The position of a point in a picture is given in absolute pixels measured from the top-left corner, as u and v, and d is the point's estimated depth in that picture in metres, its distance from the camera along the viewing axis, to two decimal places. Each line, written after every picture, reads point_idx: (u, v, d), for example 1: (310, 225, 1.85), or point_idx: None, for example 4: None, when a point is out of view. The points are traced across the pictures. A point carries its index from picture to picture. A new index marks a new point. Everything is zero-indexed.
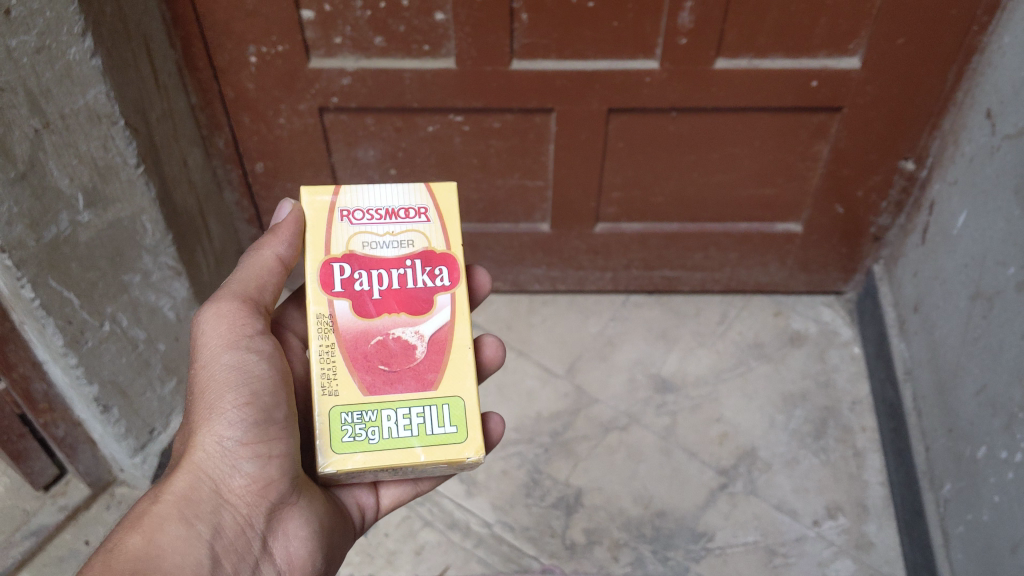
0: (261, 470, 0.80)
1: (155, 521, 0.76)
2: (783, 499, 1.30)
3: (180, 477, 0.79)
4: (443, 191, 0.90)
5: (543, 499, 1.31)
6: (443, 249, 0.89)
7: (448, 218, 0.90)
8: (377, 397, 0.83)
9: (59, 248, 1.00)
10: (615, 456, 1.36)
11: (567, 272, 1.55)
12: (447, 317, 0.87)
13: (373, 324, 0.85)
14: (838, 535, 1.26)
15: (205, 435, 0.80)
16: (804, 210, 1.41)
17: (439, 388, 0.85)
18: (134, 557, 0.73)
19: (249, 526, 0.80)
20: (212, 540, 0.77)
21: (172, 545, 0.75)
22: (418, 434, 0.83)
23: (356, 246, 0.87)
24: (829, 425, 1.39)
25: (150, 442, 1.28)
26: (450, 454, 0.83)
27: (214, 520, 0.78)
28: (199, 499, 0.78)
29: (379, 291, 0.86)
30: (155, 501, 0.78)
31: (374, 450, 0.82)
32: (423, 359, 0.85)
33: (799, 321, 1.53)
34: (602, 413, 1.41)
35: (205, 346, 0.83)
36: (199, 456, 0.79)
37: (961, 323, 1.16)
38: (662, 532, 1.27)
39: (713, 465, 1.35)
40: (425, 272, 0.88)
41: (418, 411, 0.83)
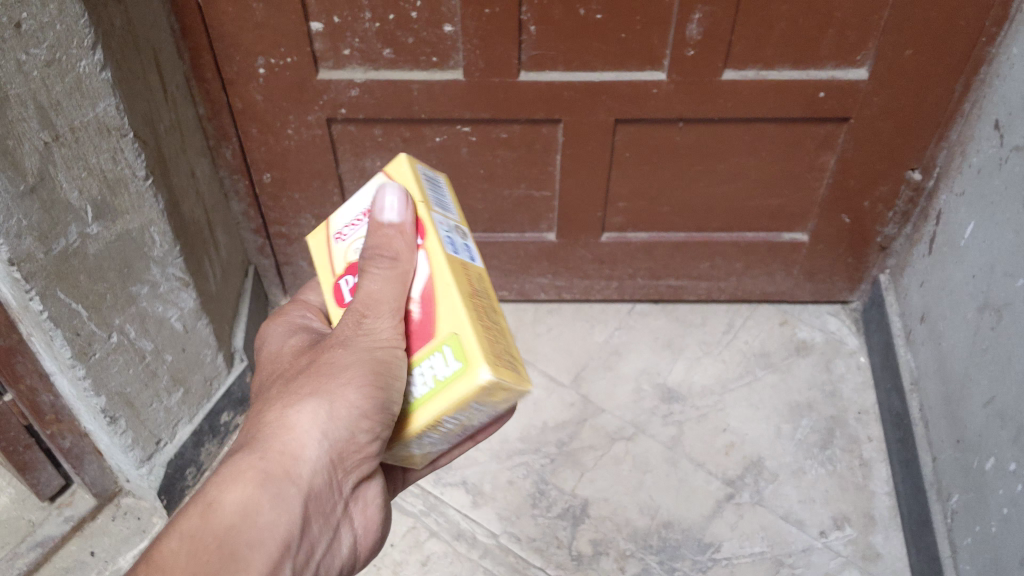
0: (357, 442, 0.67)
1: (262, 475, 0.63)
2: (790, 509, 1.30)
3: (298, 429, 0.66)
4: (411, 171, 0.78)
5: (549, 509, 1.31)
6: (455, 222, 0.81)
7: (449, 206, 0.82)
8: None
9: (68, 260, 1.00)
10: (622, 466, 1.36)
11: (572, 281, 1.55)
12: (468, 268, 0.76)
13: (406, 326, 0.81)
14: (845, 546, 1.26)
15: (340, 393, 0.67)
16: (810, 221, 1.42)
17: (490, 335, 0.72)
18: (224, 524, 0.60)
19: (342, 494, 0.69)
20: (310, 499, 0.65)
21: (275, 504, 0.63)
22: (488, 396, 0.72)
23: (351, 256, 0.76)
24: (836, 435, 1.39)
25: (157, 453, 1.28)
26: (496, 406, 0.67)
27: (319, 484, 0.66)
28: (314, 459, 0.66)
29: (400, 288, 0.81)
30: (257, 453, 0.65)
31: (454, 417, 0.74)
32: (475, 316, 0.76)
33: (805, 330, 1.53)
34: (608, 423, 1.41)
35: (371, 318, 0.69)
36: (326, 413, 0.67)
37: (969, 334, 1.16)
38: (668, 542, 1.27)
39: (719, 475, 1.35)
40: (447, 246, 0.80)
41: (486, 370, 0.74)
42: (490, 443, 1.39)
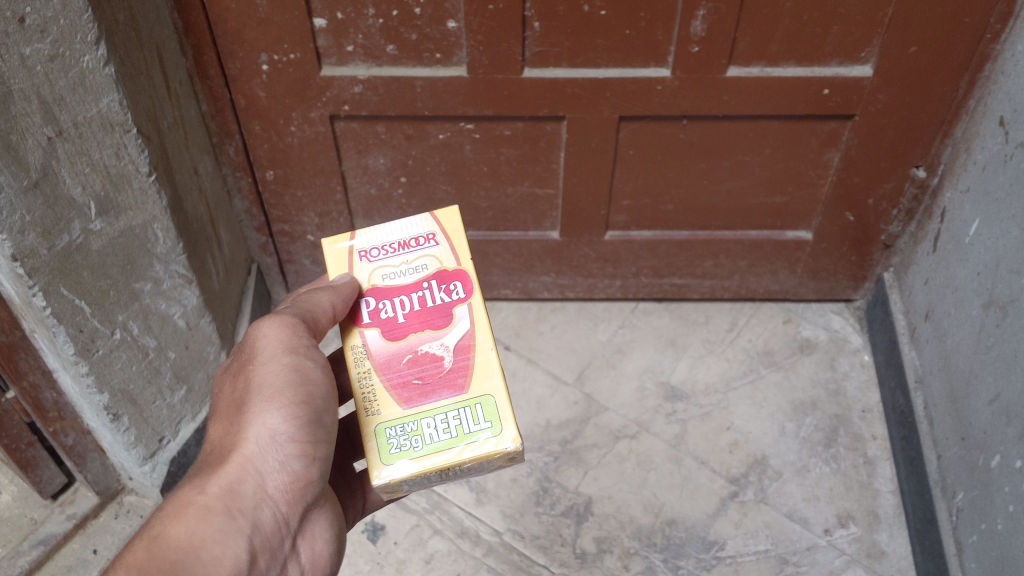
0: (295, 469, 0.82)
1: (200, 512, 0.77)
2: (794, 507, 1.30)
3: (230, 469, 0.80)
4: (447, 223, 0.91)
5: (553, 507, 1.31)
6: (454, 267, 0.90)
7: (456, 252, 0.91)
8: (414, 404, 0.86)
9: (71, 256, 1.00)
10: (626, 465, 1.36)
11: (576, 280, 1.55)
12: (465, 322, 0.88)
13: (402, 345, 0.88)
14: (849, 544, 1.26)
15: (258, 430, 0.81)
16: (814, 218, 1.41)
17: (470, 390, 0.86)
18: (175, 545, 0.74)
19: (285, 523, 0.82)
20: (249, 528, 0.79)
21: (213, 536, 0.76)
22: (458, 435, 0.84)
23: (376, 280, 0.90)
24: (840, 433, 1.38)
25: (160, 450, 1.28)
26: (489, 449, 0.83)
27: (256, 513, 0.80)
28: (244, 493, 0.79)
29: (403, 315, 0.89)
30: (196, 492, 0.79)
31: (419, 450, 0.84)
32: (450, 368, 0.87)
33: (809, 328, 1.53)
34: (611, 421, 1.41)
35: (268, 350, 0.84)
36: (250, 449, 0.81)
37: (974, 331, 1.16)
38: (672, 540, 1.27)
39: (723, 473, 1.34)
40: (439, 289, 0.89)
41: (452, 414, 0.85)
42: None
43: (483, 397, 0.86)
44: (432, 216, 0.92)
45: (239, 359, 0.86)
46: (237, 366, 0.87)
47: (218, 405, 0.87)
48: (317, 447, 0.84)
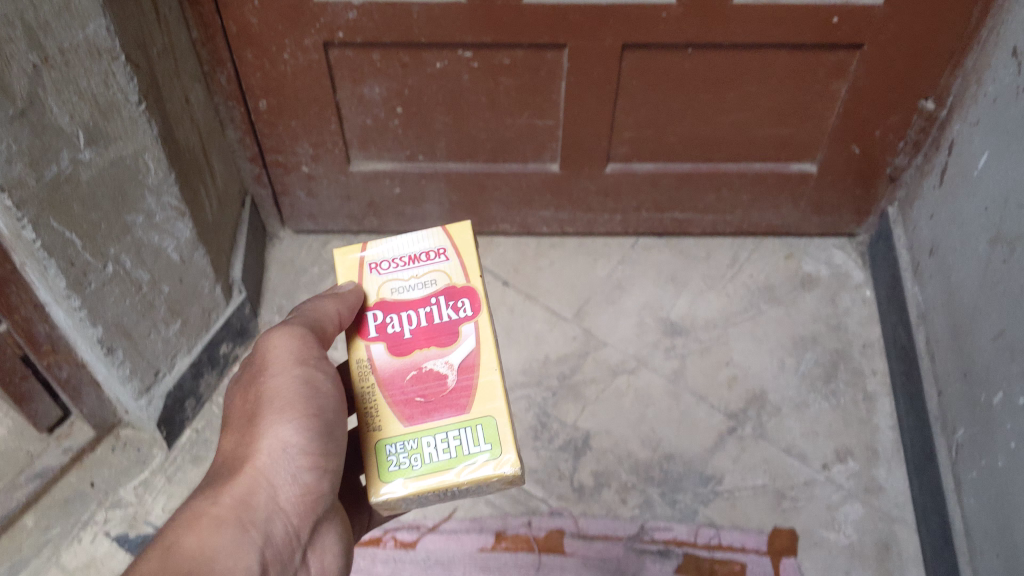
0: (305, 482, 0.84)
1: (215, 520, 0.78)
2: (793, 443, 1.30)
3: (243, 479, 0.82)
4: (460, 240, 0.92)
5: (551, 441, 1.31)
6: (464, 284, 0.91)
7: (467, 268, 0.91)
8: (416, 421, 0.85)
9: (61, 187, 0.97)
10: (624, 400, 1.35)
11: (576, 214, 1.52)
12: (471, 340, 0.88)
13: (407, 361, 0.88)
14: (847, 479, 1.27)
15: (269, 440, 0.83)
16: (819, 151, 1.39)
17: (472, 411, 0.86)
18: (191, 552, 0.73)
19: (296, 535, 0.83)
20: (263, 538, 0.80)
21: (228, 543, 0.77)
22: (457, 456, 0.84)
23: (384, 294, 0.91)
24: (840, 369, 1.37)
25: (155, 384, 1.27)
26: (487, 472, 0.83)
27: (269, 525, 0.81)
28: (256, 504, 0.81)
29: (409, 330, 0.89)
30: (210, 503, 0.79)
31: (417, 469, 0.83)
32: (453, 387, 0.87)
33: (811, 263, 1.51)
34: (610, 356, 1.40)
35: (276, 362, 0.87)
36: (262, 460, 0.83)
37: (980, 267, 1.14)
38: (670, 475, 1.28)
39: (722, 408, 1.34)
40: (447, 306, 0.90)
41: (453, 433, 0.85)
42: None
43: (485, 418, 0.85)
44: (445, 232, 0.93)
45: (246, 376, 0.89)
46: (244, 383, 0.90)
47: (228, 418, 0.89)
48: (326, 459, 0.86)
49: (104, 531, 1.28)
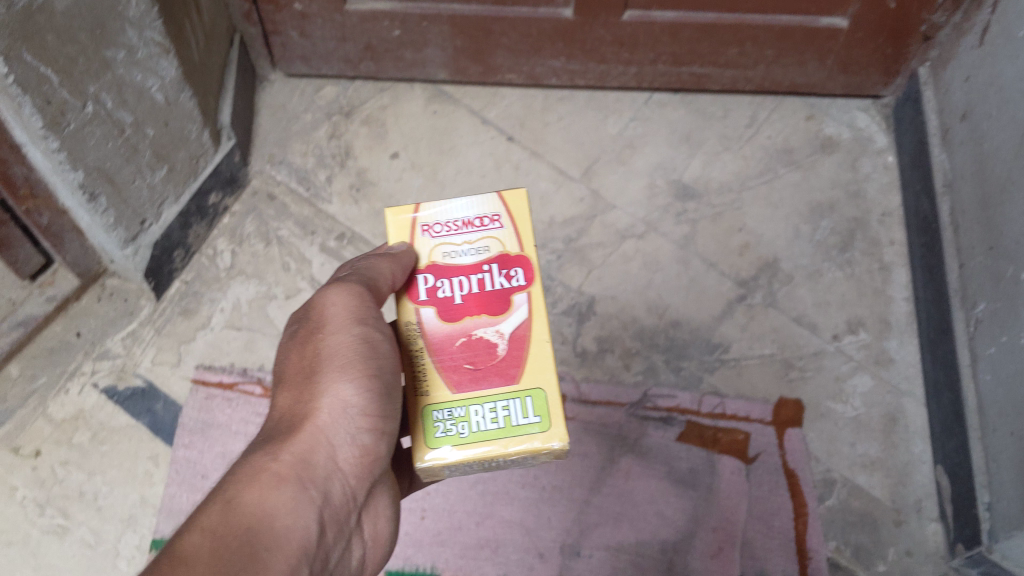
0: (366, 442, 0.76)
1: (276, 477, 0.69)
2: (803, 312, 1.26)
3: (301, 437, 0.74)
4: (516, 207, 0.85)
5: (554, 306, 1.27)
6: (519, 252, 0.83)
7: (522, 238, 0.84)
8: (464, 388, 0.80)
9: (33, 17, 0.88)
10: (631, 266, 1.30)
11: (588, 65, 1.43)
12: (524, 311, 0.82)
13: (457, 328, 0.82)
14: (858, 350, 1.24)
15: (330, 397, 0.76)
16: (853, 5, 1.28)
17: (522, 380, 0.80)
18: (251, 514, 0.65)
19: (353, 499, 0.75)
20: (323, 501, 0.71)
21: (290, 503, 0.68)
22: (506, 426, 0.78)
23: (437, 258, 0.83)
24: (856, 238, 1.32)
25: (141, 233, 1.21)
26: (536, 444, 0.78)
27: (328, 487, 0.72)
28: (317, 462, 0.72)
29: (460, 296, 0.82)
30: (269, 458, 0.71)
31: (466, 437, 0.78)
32: (504, 356, 0.80)
33: (832, 126, 1.43)
34: (618, 220, 1.34)
35: (334, 320, 0.79)
36: (323, 416, 0.75)
37: (1019, 133, 1.07)
38: (676, 342, 1.25)
39: (732, 276, 1.29)
40: (499, 274, 0.83)
41: (502, 404, 0.79)
42: None
43: (535, 389, 0.80)
44: (500, 197, 0.85)
45: (299, 331, 0.81)
46: (297, 339, 0.81)
47: (278, 376, 0.81)
48: (384, 423, 0.78)
49: (92, 382, 1.27)
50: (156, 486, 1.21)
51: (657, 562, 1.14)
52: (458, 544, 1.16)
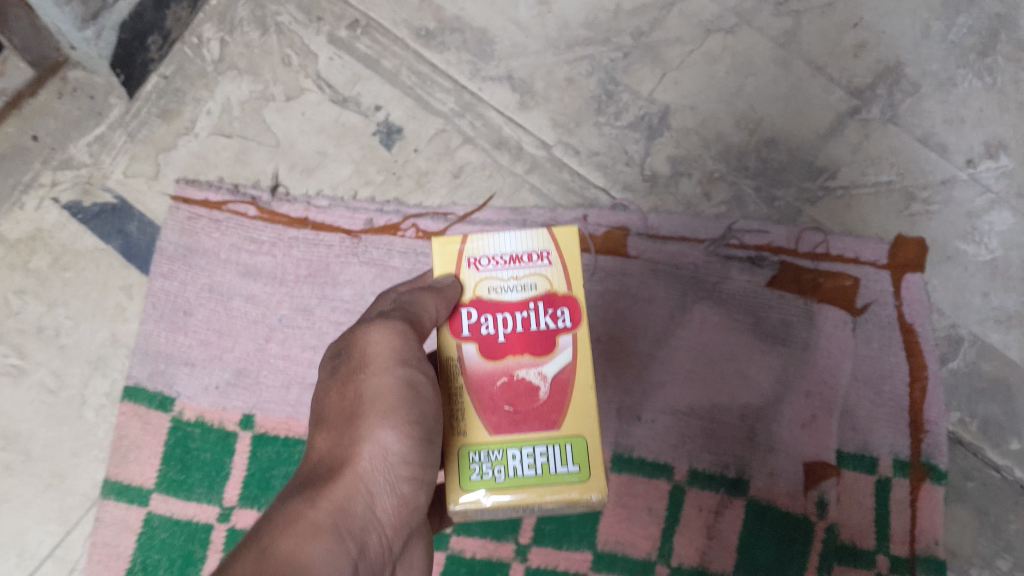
0: (409, 491, 0.65)
1: (310, 529, 0.58)
2: (931, 131, 1.01)
3: (340, 485, 0.62)
4: (562, 243, 0.70)
5: (618, 117, 1.03)
6: (567, 290, 0.69)
7: (569, 273, 0.70)
8: (504, 432, 0.67)
9: None
10: (718, 68, 1.03)
11: None
12: (573, 355, 0.69)
13: (496, 370, 0.68)
14: (997, 180, 0.99)
15: (375, 441, 0.64)
16: None
17: (563, 427, 0.67)
18: (289, 563, 0.55)
19: (386, 554, 0.64)
20: (360, 554, 0.61)
21: (325, 562, 0.57)
22: (544, 474, 0.66)
23: (479, 294, 0.69)
24: (1001, 40, 1.02)
25: (105, 10, 0.94)
26: (574, 496, 0.66)
27: (364, 535, 0.62)
28: (355, 513, 0.62)
29: (502, 334, 0.69)
30: (304, 505, 0.60)
31: (502, 486, 0.66)
32: (546, 402, 0.68)
33: None
34: (702, 9, 1.04)
35: (377, 357, 0.66)
36: (364, 463, 0.63)
37: None
38: (770, 165, 1.00)
39: (844, 84, 1.02)
40: (544, 313, 0.69)
41: (540, 449, 0.67)
42: (545, 28, 1.05)
43: (578, 436, 0.67)
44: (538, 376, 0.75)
45: (340, 359, 0.68)
46: (335, 366, 0.69)
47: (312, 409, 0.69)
48: (427, 471, 0.66)
49: (53, 197, 1.03)
50: (130, 322, 1.01)
51: (734, 432, 0.95)
52: None
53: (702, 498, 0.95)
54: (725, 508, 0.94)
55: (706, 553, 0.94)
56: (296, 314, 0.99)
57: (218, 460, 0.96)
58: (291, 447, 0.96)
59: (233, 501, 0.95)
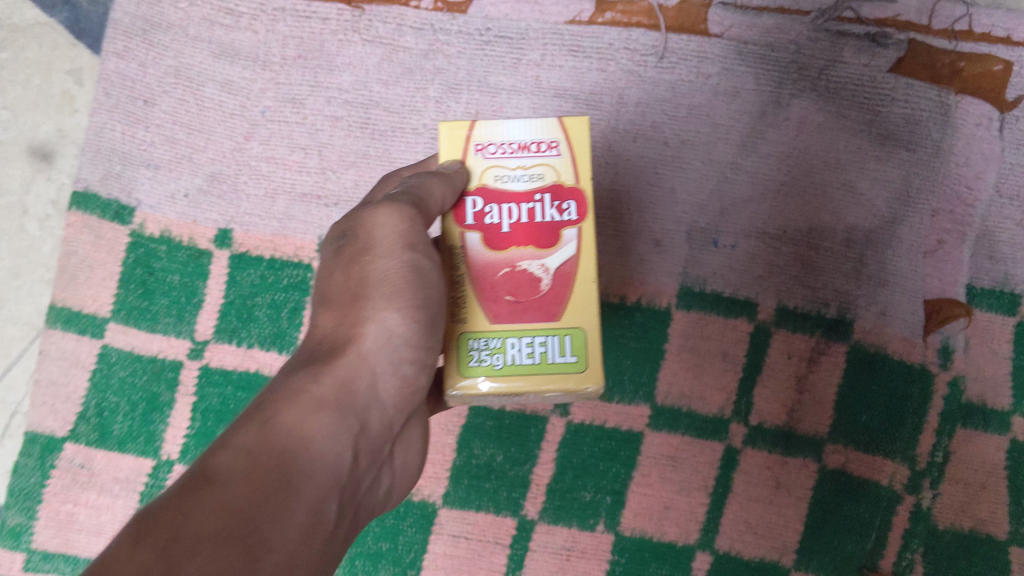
0: (421, 374, 0.52)
1: (311, 405, 0.45)
2: None
3: (338, 364, 0.48)
4: (573, 130, 0.54)
5: None
6: (577, 184, 0.54)
7: (581, 161, 0.54)
8: (505, 324, 0.53)
9: None
10: None
11: None
12: (578, 250, 0.54)
13: (500, 263, 0.53)
14: None
15: (378, 321, 0.49)
16: None
17: (563, 318, 0.53)
18: (283, 445, 0.43)
19: (391, 431, 0.51)
20: (362, 436, 0.48)
21: (323, 442, 0.45)
22: (543, 362, 0.52)
23: (484, 183, 0.54)
24: None
25: None
26: (572, 385, 0.52)
27: (364, 417, 0.48)
28: (359, 390, 0.48)
29: (506, 227, 0.54)
30: (303, 376, 0.47)
31: (502, 380, 0.52)
32: (548, 299, 0.53)
33: None
34: None
35: (382, 237, 0.51)
36: (369, 343, 0.49)
37: None
38: None
39: None
40: (552, 206, 0.54)
41: (540, 337, 0.52)
42: None
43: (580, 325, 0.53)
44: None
45: (338, 240, 0.54)
46: (334, 239, 0.55)
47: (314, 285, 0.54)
48: (432, 351, 0.52)
49: None
50: (80, 115, 0.81)
51: (836, 262, 0.75)
52: None
53: (793, 343, 0.74)
54: (821, 356, 0.74)
55: (795, 410, 0.74)
56: (282, 105, 0.78)
57: (189, 284, 0.77)
58: (277, 269, 0.76)
59: (206, 334, 0.77)
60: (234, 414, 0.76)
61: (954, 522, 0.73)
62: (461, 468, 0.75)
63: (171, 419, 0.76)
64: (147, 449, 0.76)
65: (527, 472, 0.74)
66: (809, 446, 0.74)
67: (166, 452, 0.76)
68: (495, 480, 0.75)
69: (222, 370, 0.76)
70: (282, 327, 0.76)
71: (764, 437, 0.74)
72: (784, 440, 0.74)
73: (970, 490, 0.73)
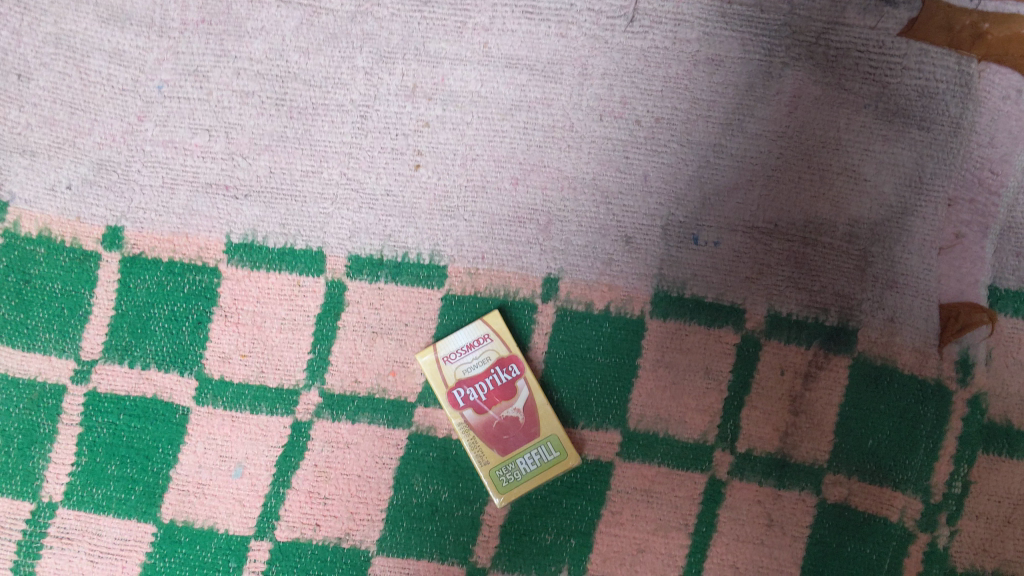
0: None
1: None
2: None
3: None
4: (491, 316, 0.62)
5: None
6: (509, 350, 0.62)
7: (508, 334, 0.62)
8: (512, 453, 0.62)
9: None
10: None
11: None
12: (531, 388, 0.62)
13: (490, 427, 0.62)
14: None
15: None
16: None
17: (543, 435, 0.62)
18: None
19: None
20: None
21: None
22: (540, 465, 0.62)
23: (456, 381, 0.62)
24: None
25: None
26: (560, 461, 0.62)
27: None
28: None
29: (481, 406, 0.62)
30: None
31: (529, 484, 0.62)
32: (527, 434, 0.62)
33: None
34: None
35: None
36: None
37: None
38: None
39: None
40: (500, 372, 0.62)
41: (532, 453, 0.62)
42: None
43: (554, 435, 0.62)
44: (484, 322, 0.62)
45: None
46: None
47: None
48: None
49: None
50: None
51: (836, 259, 0.63)
52: (480, 214, 0.64)
53: (787, 356, 0.63)
54: (819, 370, 0.63)
55: (790, 435, 0.63)
56: (183, 80, 0.66)
57: (73, 294, 0.65)
58: (176, 275, 0.65)
59: (93, 354, 0.64)
60: (128, 447, 0.64)
61: (974, 564, 0.63)
62: (399, 508, 0.63)
63: (53, 454, 0.64)
64: (24, 490, 0.64)
65: (477, 512, 0.63)
66: (806, 476, 0.63)
67: (47, 492, 0.64)
68: (439, 522, 0.63)
69: (113, 396, 0.64)
70: (183, 344, 0.64)
71: (754, 467, 0.63)
72: (777, 469, 0.63)
73: (993, 525, 0.63)
